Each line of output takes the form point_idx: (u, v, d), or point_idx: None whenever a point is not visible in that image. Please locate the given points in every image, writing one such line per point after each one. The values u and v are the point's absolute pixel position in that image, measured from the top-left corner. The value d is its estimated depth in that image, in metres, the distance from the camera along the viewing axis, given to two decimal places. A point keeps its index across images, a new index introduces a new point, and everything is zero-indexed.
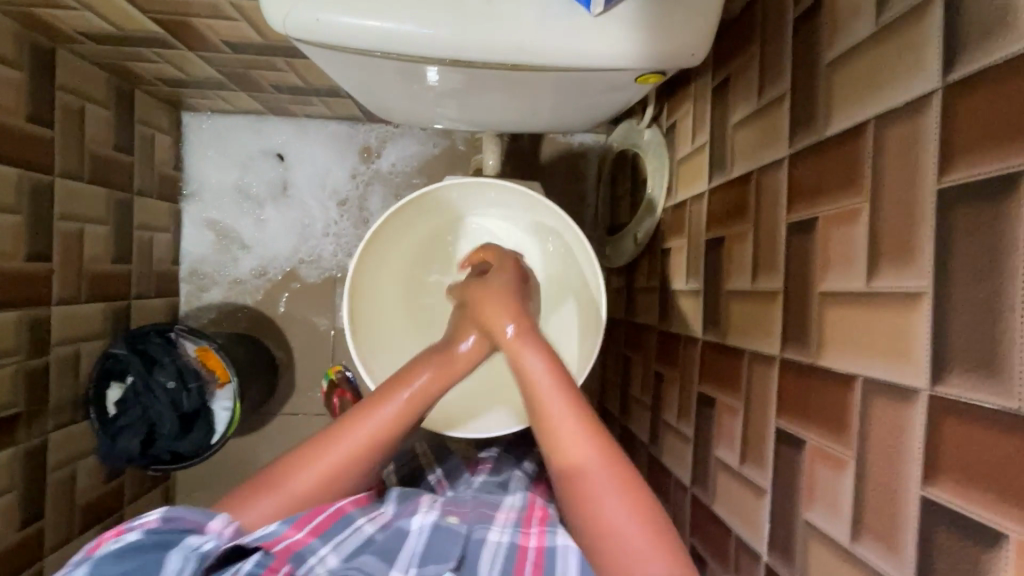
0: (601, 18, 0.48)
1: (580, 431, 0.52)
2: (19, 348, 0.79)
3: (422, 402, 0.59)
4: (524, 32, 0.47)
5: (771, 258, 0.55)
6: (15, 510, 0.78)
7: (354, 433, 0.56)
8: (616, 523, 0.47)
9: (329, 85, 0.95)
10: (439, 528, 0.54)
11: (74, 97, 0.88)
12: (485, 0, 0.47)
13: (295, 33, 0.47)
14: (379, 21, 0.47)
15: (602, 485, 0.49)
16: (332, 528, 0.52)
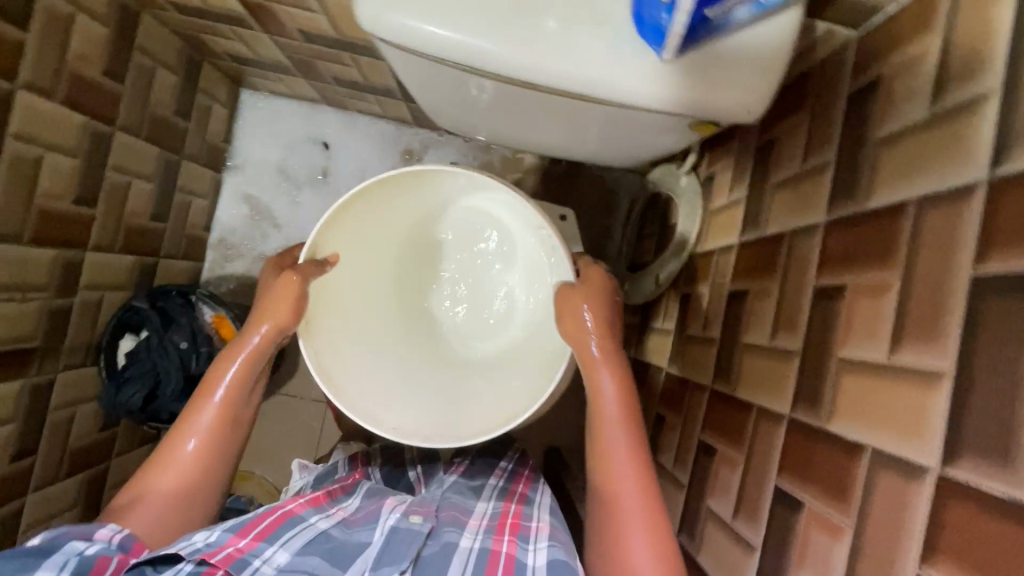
0: (670, 65, 0.47)
1: (634, 467, 0.59)
2: (50, 285, 0.82)
3: (256, 360, 0.67)
4: (593, 67, 0.47)
5: (794, 318, 0.57)
6: (10, 440, 0.80)
7: (189, 437, 0.63)
8: (634, 544, 0.55)
9: (385, 85, 1.01)
10: (397, 527, 0.60)
11: (149, 58, 0.92)
12: (562, 28, 0.47)
13: (382, 36, 0.47)
14: (458, 34, 0.46)
15: (634, 518, 0.57)
16: (283, 525, 0.57)
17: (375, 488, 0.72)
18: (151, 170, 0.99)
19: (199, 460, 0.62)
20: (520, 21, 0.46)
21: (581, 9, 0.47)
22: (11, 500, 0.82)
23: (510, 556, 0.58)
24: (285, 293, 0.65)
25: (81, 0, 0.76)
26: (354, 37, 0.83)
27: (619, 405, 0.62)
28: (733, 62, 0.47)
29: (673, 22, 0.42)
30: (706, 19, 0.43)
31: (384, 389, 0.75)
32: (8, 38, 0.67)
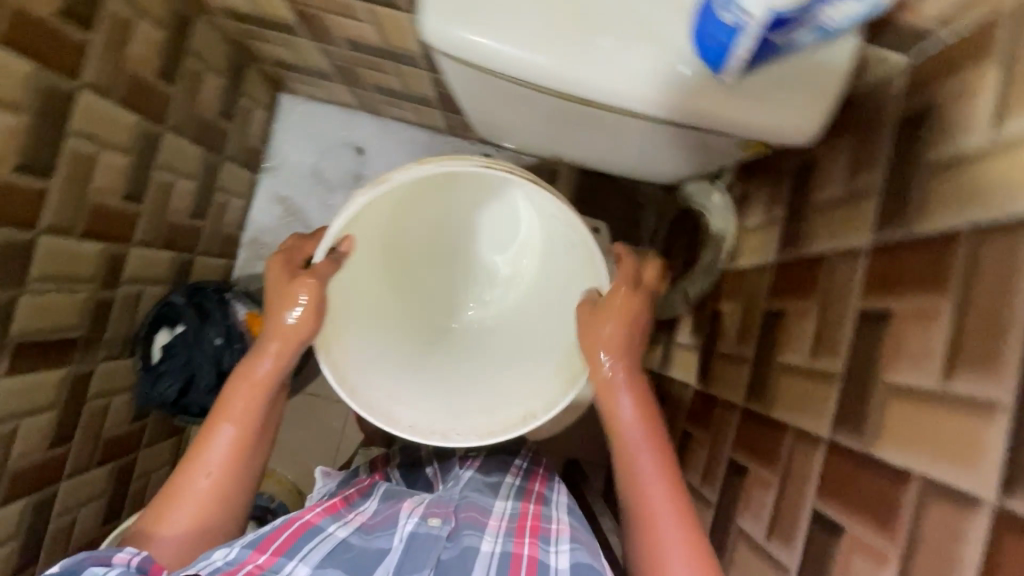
0: (727, 87, 0.47)
1: (668, 490, 0.59)
2: (96, 278, 0.84)
3: (266, 389, 0.66)
4: (650, 86, 0.47)
5: (835, 341, 0.57)
6: (50, 427, 0.83)
7: (204, 468, 0.63)
8: (671, 554, 0.56)
9: (424, 93, 1.03)
10: (416, 534, 0.61)
11: (199, 62, 0.95)
12: (622, 48, 0.47)
13: (444, 49, 0.48)
14: (518, 49, 0.47)
15: (671, 544, 0.56)
16: (303, 537, 0.58)
17: (391, 489, 0.73)
18: (194, 169, 1.01)
19: (214, 491, 0.63)
20: (580, 39, 0.47)
21: (643, 30, 0.47)
22: (46, 486, 0.85)
23: (532, 558, 0.59)
24: (303, 299, 0.64)
25: (142, 5, 0.79)
26: (399, 47, 0.85)
27: (641, 415, 0.63)
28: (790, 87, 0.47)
29: (738, 48, 0.42)
30: (772, 45, 0.42)
31: (398, 382, 0.75)
32: (76, 40, 0.70)
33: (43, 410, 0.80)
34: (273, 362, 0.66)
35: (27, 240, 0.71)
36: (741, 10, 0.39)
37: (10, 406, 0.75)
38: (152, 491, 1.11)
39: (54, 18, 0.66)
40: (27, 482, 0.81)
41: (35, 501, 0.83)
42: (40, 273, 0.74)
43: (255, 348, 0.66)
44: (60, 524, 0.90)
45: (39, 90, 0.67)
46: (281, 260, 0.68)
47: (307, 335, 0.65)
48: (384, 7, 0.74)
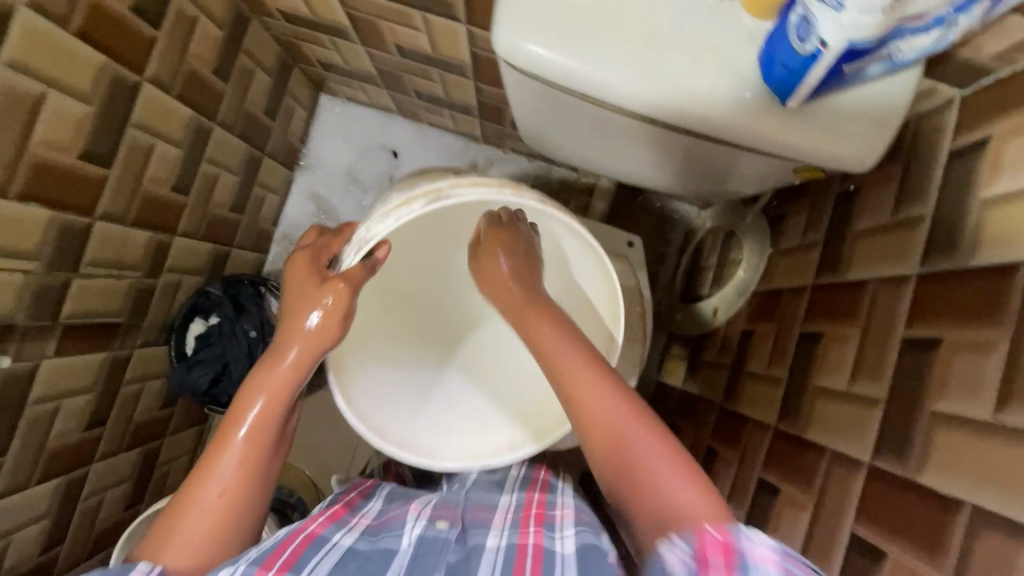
0: (791, 111, 0.48)
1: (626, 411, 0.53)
2: (141, 266, 0.86)
3: (284, 391, 0.62)
4: (717, 108, 0.48)
5: (878, 367, 0.57)
6: (88, 408, 0.84)
7: (214, 479, 0.59)
8: (662, 480, 0.48)
9: (464, 101, 1.05)
10: (424, 537, 0.61)
11: (251, 61, 0.98)
12: (691, 69, 0.48)
13: (512, 62, 0.50)
14: (589, 67, 0.48)
15: (654, 469, 0.49)
16: (309, 547, 0.57)
17: (395, 490, 0.74)
18: (238, 164, 1.04)
19: (226, 503, 0.58)
20: (651, 59, 0.48)
21: (708, 52, 0.48)
22: (80, 466, 0.86)
23: (538, 546, 0.58)
24: (327, 300, 0.61)
25: (205, 4, 0.82)
26: (449, 55, 0.87)
27: (577, 352, 0.58)
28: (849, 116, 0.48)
29: (810, 75, 0.43)
30: (841, 74, 0.44)
31: (406, 412, 0.74)
32: (145, 34, 0.73)
33: (83, 392, 0.82)
34: (290, 365, 0.62)
35: (85, 225, 0.73)
36: (820, 41, 0.40)
37: (53, 386, 0.76)
38: (174, 478, 1.12)
39: (129, 14, 0.69)
40: (62, 461, 0.82)
41: (67, 480, 0.84)
42: (93, 258, 0.76)
43: (271, 352, 0.63)
44: (88, 504, 0.91)
45: (109, 81, 0.69)
46: (305, 257, 0.67)
47: (329, 339, 0.62)
48: (442, 17, 0.76)
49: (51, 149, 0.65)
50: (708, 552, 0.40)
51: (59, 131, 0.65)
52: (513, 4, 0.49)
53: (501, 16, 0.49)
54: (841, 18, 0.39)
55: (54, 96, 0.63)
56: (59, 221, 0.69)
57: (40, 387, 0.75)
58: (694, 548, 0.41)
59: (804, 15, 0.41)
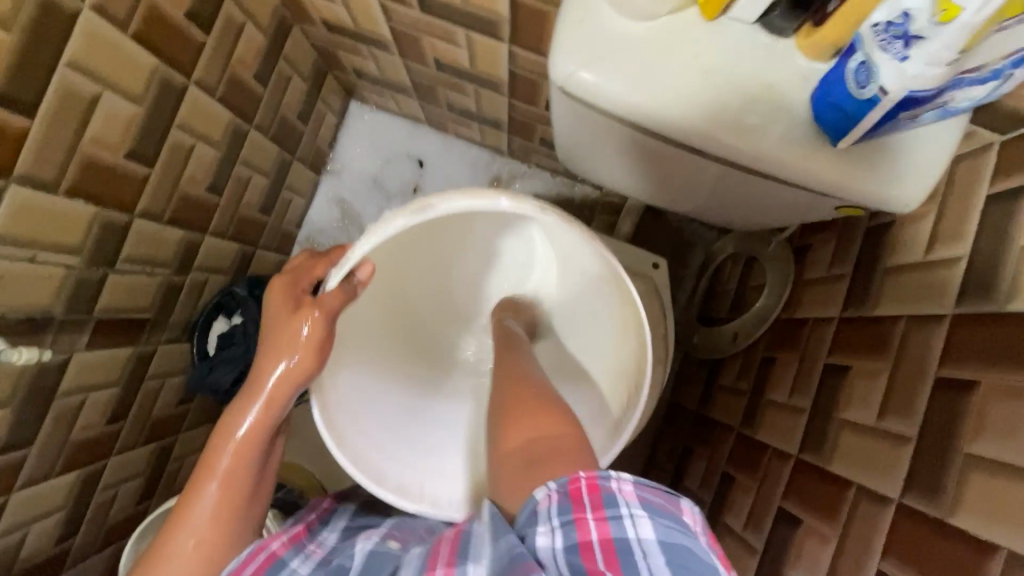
0: (839, 151, 0.50)
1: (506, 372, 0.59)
2: (171, 263, 0.87)
3: (258, 432, 0.63)
4: (769, 144, 0.50)
5: (907, 404, 0.58)
6: (111, 402, 0.85)
7: (188, 530, 0.59)
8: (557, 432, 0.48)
9: (496, 116, 1.06)
10: (375, 552, 0.52)
11: (289, 67, 0.99)
12: (746, 106, 0.49)
13: (570, 90, 0.51)
14: (648, 98, 0.49)
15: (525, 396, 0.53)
16: (266, 572, 0.51)
17: (352, 523, 0.66)
18: (269, 167, 1.05)
19: (202, 553, 0.58)
20: (709, 94, 0.49)
21: (764, 90, 0.49)
22: (98, 460, 0.86)
23: (462, 530, 0.45)
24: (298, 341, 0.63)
25: (252, 11, 0.84)
26: (486, 72, 0.88)
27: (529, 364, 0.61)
28: (891, 159, 0.51)
29: (868, 117, 0.45)
30: (898, 119, 0.46)
31: (398, 448, 0.72)
32: (195, 39, 0.74)
33: (107, 385, 0.82)
34: (264, 404, 0.64)
35: (124, 222, 0.74)
36: (880, 87, 0.43)
37: (81, 378, 0.77)
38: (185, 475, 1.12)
39: (183, 19, 0.71)
40: (83, 454, 0.83)
41: (86, 473, 0.85)
42: (130, 254, 0.77)
43: (245, 394, 0.64)
44: (102, 499, 0.91)
45: (160, 84, 0.71)
46: (284, 282, 0.68)
47: (306, 376, 0.64)
48: (486, 36, 0.78)
49: (101, 148, 0.66)
50: (578, 490, 0.40)
51: (110, 131, 0.66)
52: (574, 34, 0.50)
53: (562, 45, 0.50)
54: (904, 67, 0.41)
55: (109, 97, 0.64)
56: (101, 217, 0.70)
57: (69, 378, 0.75)
58: (566, 487, 0.41)
59: (865, 62, 0.44)
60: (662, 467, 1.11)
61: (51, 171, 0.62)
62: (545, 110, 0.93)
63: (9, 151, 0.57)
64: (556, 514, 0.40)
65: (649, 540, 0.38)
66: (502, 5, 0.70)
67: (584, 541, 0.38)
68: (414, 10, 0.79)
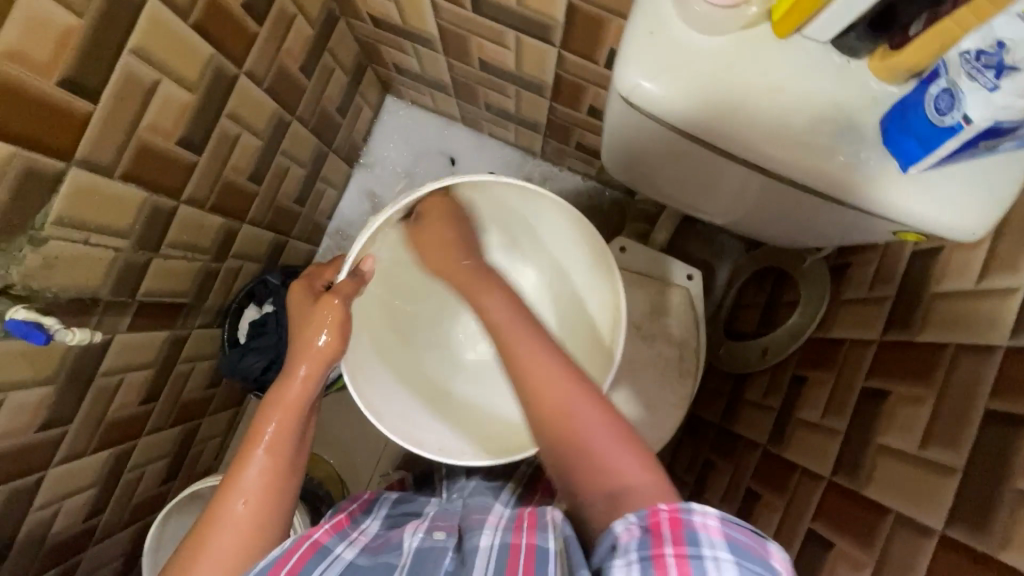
0: (908, 177, 0.51)
1: (558, 370, 0.57)
2: (210, 249, 0.88)
3: (300, 408, 0.64)
4: (833, 168, 0.51)
5: (953, 434, 0.57)
6: (145, 384, 0.86)
7: (239, 492, 0.59)
8: (623, 469, 0.50)
9: (534, 119, 1.06)
10: (422, 548, 0.54)
11: (332, 59, 0.99)
12: (812, 127, 0.51)
13: (635, 102, 0.52)
14: (720, 111, 0.51)
15: (583, 412, 0.54)
16: (310, 560, 0.53)
17: (394, 506, 0.67)
18: (307, 158, 1.05)
19: (253, 516, 0.58)
20: (778, 113, 0.50)
21: (833, 111, 0.51)
22: (128, 439, 0.88)
23: (533, 545, 0.49)
24: (329, 320, 0.66)
25: (302, 4, 0.84)
26: (532, 75, 0.88)
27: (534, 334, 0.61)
28: (963, 190, 0.51)
29: (943, 147, 0.47)
30: (974, 148, 0.48)
31: (408, 409, 0.78)
32: (249, 30, 0.74)
33: (142, 367, 0.83)
34: (306, 375, 0.65)
35: (171, 208, 0.75)
36: (964, 115, 0.45)
37: (120, 359, 0.78)
38: (207, 458, 1.13)
39: (239, 10, 0.71)
40: (115, 434, 0.84)
41: (117, 452, 0.86)
42: (173, 240, 0.78)
43: (286, 367, 0.66)
44: (129, 478, 0.92)
45: (214, 73, 0.71)
46: (301, 284, 0.73)
47: (337, 353, 0.67)
48: (537, 39, 0.78)
49: (156, 135, 0.67)
50: (660, 525, 0.41)
51: (164, 117, 0.67)
52: (643, 48, 0.51)
53: (631, 58, 0.51)
54: (991, 98, 0.44)
55: (167, 85, 0.65)
56: (150, 203, 0.71)
57: (109, 359, 0.76)
58: (647, 521, 0.42)
59: (949, 88, 0.45)
60: (680, 478, 1.10)
61: (107, 157, 0.62)
62: (587, 115, 0.93)
63: (72, 134, 0.58)
64: (636, 548, 0.41)
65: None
66: (558, 9, 0.70)
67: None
68: (465, 11, 0.79)
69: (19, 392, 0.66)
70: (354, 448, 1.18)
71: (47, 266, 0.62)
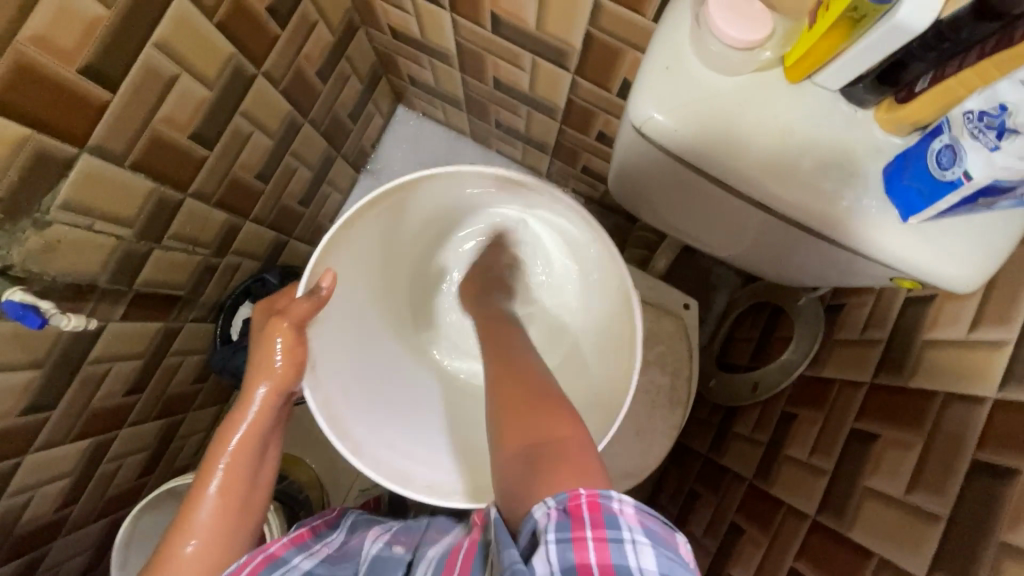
0: (907, 226, 0.53)
1: (517, 367, 0.61)
2: (211, 244, 0.87)
3: (252, 446, 0.63)
4: (831, 209, 0.53)
5: (939, 482, 0.58)
6: (132, 375, 0.84)
7: (190, 533, 0.58)
8: (551, 428, 0.50)
9: (544, 140, 1.07)
10: (381, 557, 0.57)
11: (349, 66, 1.01)
12: (816, 167, 0.53)
13: (647, 133, 0.54)
14: (735, 144, 0.53)
15: (525, 388, 0.57)
16: (263, 571, 0.52)
17: (360, 520, 0.66)
18: (316, 161, 1.06)
19: (203, 559, 0.57)
20: (783, 156, 0.53)
21: (839, 156, 0.53)
22: (109, 431, 0.86)
23: (475, 543, 0.52)
24: (278, 350, 0.65)
25: (324, 10, 0.85)
26: (545, 97, 0.90)
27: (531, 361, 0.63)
28: (964, 240, 0.53)
29: (941, 202, 0.49)
30: (972, 204, 0.50)
31: (390, 430, 0.77)
32: (270, 32, 0.75)
33: (132, 357, 0.82)
34: (255, 412, 0.65)
35: (177, 201, 0.75)
36: (964, 171, 0.47)
37: (110, 348, 0.77)
38: (187, 454, 1.11)
39: (262, 12, 0.72)
40: (97, 424, 0.83)
41: (95, 443, 0.84)
42: (175, 233, 0.78)
43: (241, 396, 0.65)
44: (106, 470, 0.90)
45: (233, 72, 0.72)
46: (263, 306, 0.72)
47: (289, 381, 0.66)
48: (552, 63, 0.79)
49: (169, 127, 0.67)
50: (579, 507, 0.40)
51: (180, 111, 0.67)
52: (659, 82, 0.53)
53: (646, 90, 0.53)
54: (992, 157, 0.45)
55: (186, 79, 0.65)
56: (157, 194, 0.71)
57: (99, 348, 0.75)
58: (565, 504, 0.41)
59: (950, 145, 0.47)
60: (664, 508, 1.09)
61: (119, 147, 0.63)
62: (595, 140, 0.94)
63: (86, 121, 0.58)
64: (554, 531, 0.40)
65: (650, 570, 0.38)
66: (577, 37, 0.71)
67: (582, 562, 0.38)
68: (484, 30, 0.80)
69: (6, 374, 0.65)
70: (338, 455, 1.17)
71: (49, 249, 0.61)
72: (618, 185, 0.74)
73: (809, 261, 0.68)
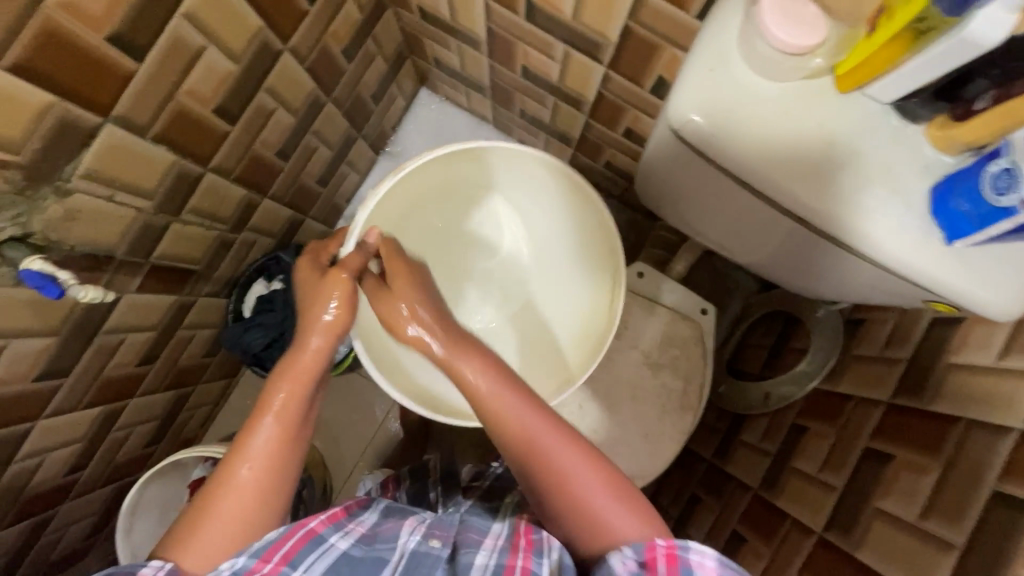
0: (952, 249, 0.51)
1: (530, 417, 0.57)
2: (229, 220, 0.86)
3: (310, 375, 0.61)
4: (868, 224, 0.51)
5: (955, 510, 0.57)
6: (146, 345, 0.85)
7: (244, 458, 0.56)
8: (618, 525, 0.51)
9: (569, 132, 1.05)
10: (417, 552, 0.54)
11: (375, 46, 0.98)
12: (856, 174, 0.51)
13: (685, 135, 0.53)
14: (772, 146, 0.51)
15: (566, 459, 0.55)
16: (306, 548, 0.52)
17: (394, 505, 0.64)
18: (336, 141, 1.04)
19: (258, 484, 0.56)
20: (820, 162, 0.51)
21: (881, 172, 0.51)
22: (120, 400, 0.87)
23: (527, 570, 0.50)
24: (337, 294, 0.64)
25: None
26: (574, 89, 0.87)
27: (539, 416, 0.57)
28: (1010, 265, 0.51)
29: (991, 226, 0.47)
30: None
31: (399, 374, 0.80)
32: (299, 8, 0.74)
33: (145, 329, 0.82)
34: (316, 345, 0.62)
35: (198, 174, 0.74)
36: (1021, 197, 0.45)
37: (125, 319, 0.77)
38: (193, 424, 1.11)
39: None
40: (107, 392, 0.83)
41: (106, 412, 0.85)
42: (194, 207, 0.77)
43: (304, 322, 0.64)
44: (115, 438, 0.91)
45: (260, 48, 0.70)
46: (307, 261, 0.70)
47: (347, 325, 0.64)
48: (585, 56, 0.77)
49: (193, 100, 0.66)
50: (655, 560, 0.44)
51: (205, 84, 0.66)
52: (701, 84, 0.52)
53: (687, 91, 0.52)
54: None
55: (212, 52, 0.64)
56: (179, 166, 0.70)
57: (114, 318, 0.76)
58: (642, 556, 0.45)
59: (1010, 168, 0.46)
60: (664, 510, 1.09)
61: (143, 118, 0.62)
62: (622, 136, 0.92)
63: (112, 89, 0.57)
64: None
65: None
66: (614, 31, 0.69)
67: None
68: (518, 17, 0.78)
69: (22, 341, 0.65)
70: (341, 435, 1.17)
71: (69, 218, 0.61)
72: (643, 182, 0.72)
73: (828, 274, 0.66)
